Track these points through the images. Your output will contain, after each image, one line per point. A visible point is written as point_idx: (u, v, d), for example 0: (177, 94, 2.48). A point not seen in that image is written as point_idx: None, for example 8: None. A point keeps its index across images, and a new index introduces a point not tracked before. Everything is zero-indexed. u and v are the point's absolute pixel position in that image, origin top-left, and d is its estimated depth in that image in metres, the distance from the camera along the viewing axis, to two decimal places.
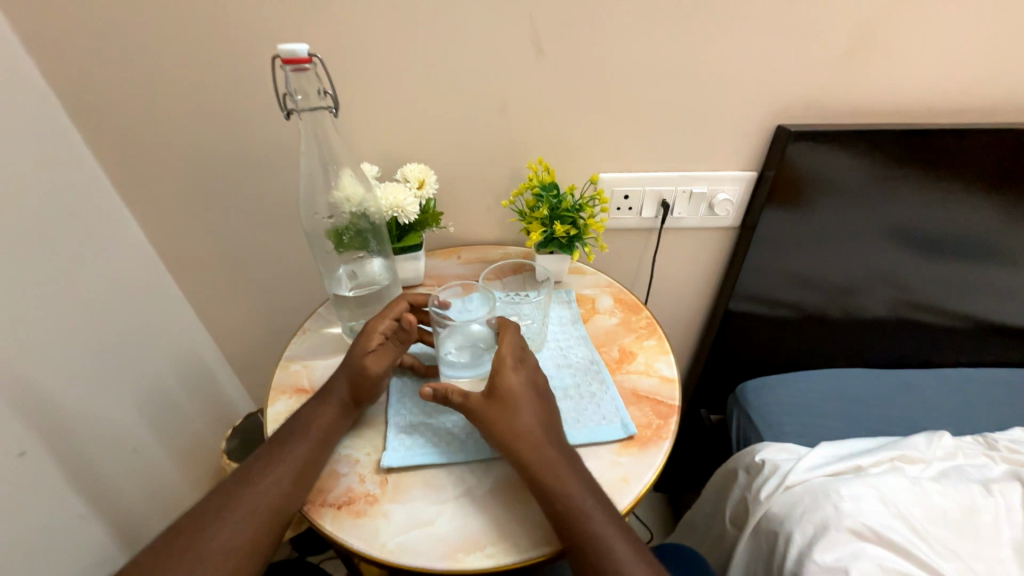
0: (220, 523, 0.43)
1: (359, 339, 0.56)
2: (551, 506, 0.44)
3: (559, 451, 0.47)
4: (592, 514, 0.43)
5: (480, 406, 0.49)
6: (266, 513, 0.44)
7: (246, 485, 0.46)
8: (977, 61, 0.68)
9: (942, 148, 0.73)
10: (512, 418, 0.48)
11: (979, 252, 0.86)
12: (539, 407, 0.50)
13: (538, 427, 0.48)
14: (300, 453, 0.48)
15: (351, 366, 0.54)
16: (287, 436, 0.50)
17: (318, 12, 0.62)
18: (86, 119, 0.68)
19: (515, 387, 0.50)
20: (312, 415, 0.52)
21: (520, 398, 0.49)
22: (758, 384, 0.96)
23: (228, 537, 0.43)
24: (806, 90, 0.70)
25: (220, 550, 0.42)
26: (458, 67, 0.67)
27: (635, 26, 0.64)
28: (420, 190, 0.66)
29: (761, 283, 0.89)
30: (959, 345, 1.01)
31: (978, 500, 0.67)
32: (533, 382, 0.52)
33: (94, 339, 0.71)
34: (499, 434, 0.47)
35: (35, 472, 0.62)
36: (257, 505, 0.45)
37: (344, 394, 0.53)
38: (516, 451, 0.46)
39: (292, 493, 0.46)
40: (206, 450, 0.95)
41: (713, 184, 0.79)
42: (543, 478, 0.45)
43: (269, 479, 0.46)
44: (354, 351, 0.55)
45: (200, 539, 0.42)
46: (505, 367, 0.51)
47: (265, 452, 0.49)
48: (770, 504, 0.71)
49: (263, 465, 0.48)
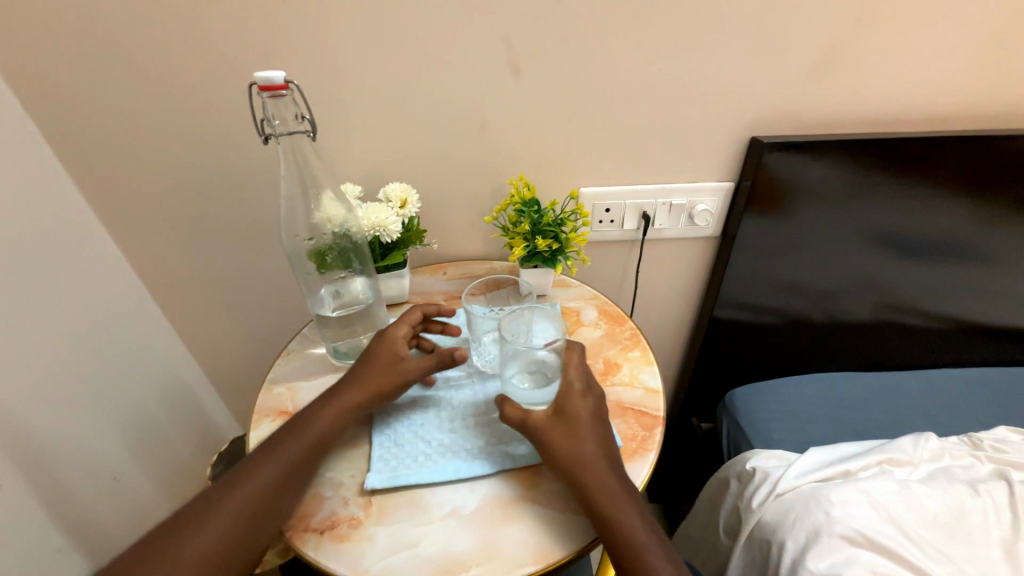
0: (202, 524, 0.43)
1: (379, 345, 0.56)
2: (609, 538, 0.44)
3: (623, 484, 0.47)
4: (649, 550, 0.44)
5: (546, 429, 0.49)
6: (250, 516, 0.44)
7: (232, 487, 0.45)
8: (936, 72, 0.71)
9: (915, 155, 0.75)
10: (577, 443, 0.48)
11: (957, 254, 0.88)
12: (603, 435, 0.50)
13: (602, 456, 0.48)
14: (292, 456, 0.48)
15: (368, 371, 0.54)
16: (283, 435, 0.50)
17: (298, 39, 0.63)
18: (65, 146, 0.68)
19: (581, 413, 0.50)
20: (310, 416, 0.51)
21: (585, 424, 0.49)
22: (746, 390, 0.96)
23: (210, 539, 0.42)
24: (776, 103, 0.73)
25: (201, 552, 0.41)
26: (438, 88, 0.68)
27: (608, 46, 0.66)
28: (402, 209, 0.67)
29: (745, 290, 0.90)
30: (942, 345, 1.02)
31: (966, 500, 0.68)
32: (597, 409, 0.51)
33: (73, 366, 0.70)
34: (564, 460, 0.47)
35: (11, 505, 0.60)
36: (243, 508, 0.44)
37: (351, 398, 0.52)
38: (580, 478, 0.46)
39: (281, 496, 0.46)
40: (190, 476, 0.93)
41: (692, 195, 0.81)
42: (605, 509, 0.45)
43: (258, 482, 0.46)
44: (371, 356, 0.55)
45: (182, 539, 0.42)
46: (573, 392, 0.51)
47: (258, 450, 0.49)
48: (763, 512, 0.71)
49: (253, 466, 0.47)
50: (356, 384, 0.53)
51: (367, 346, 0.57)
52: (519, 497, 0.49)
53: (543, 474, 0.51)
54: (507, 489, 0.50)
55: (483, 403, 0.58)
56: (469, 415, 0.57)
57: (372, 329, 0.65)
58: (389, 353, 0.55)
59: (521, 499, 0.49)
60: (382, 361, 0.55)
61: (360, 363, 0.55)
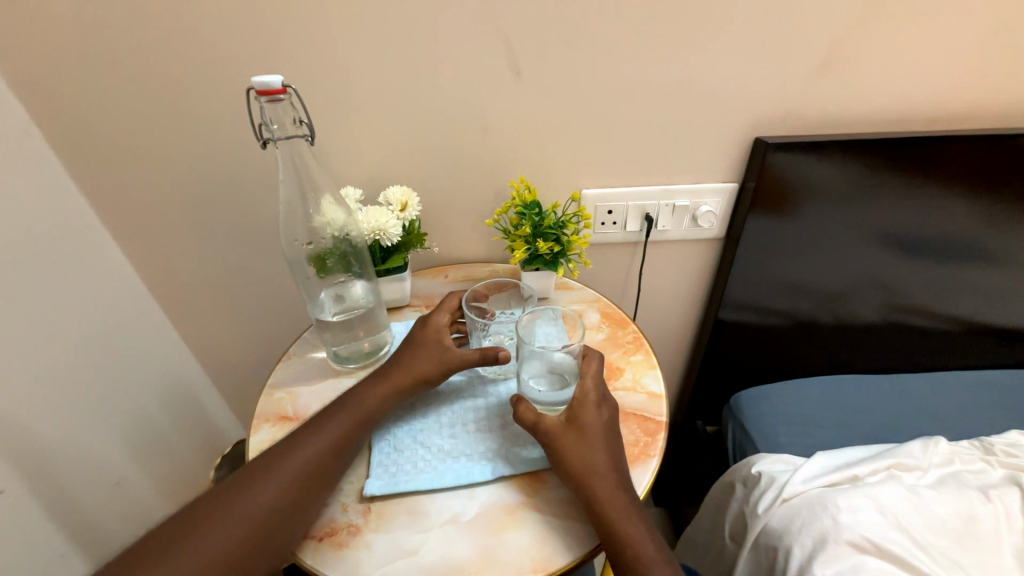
0: (261, 484, 0.45)
1: (424, 330, 0.59)
2: (616, 550, 0.44)
3: (632, 497, 0.46)
4: (656, 565, 0.43)
5: (559, 436, 0.49)
6: (304, 480, 0.46)
7: (286, 452, 0.48)
8: (943, 70, 0.70)
9: (925, 154, 0.74)
10: (590, 452, 0.48)
11: (967, 254, 0.86)
12: (615, 446, 0.49)
13: (614, 467, 0.47)
14: (342, 428, 0.50)
15: (416, 354, 0.57)
16: (334, 409, 0.52)
17: (298, 42, 0.63)
18: (68, 151, 0.68)
19: (593, 423, 0.50)
20: (359, 393, 0.54)
21: (599, 435, 0.49)
22: (751, 393, 0.95)
23: (267, 498, 0.44)
24: (780, 103, 0.71)
25: (258, 509, 0.44)
26: (438, 90, 0.68)
27: (609, 47, 0.66)
28: (403, 213, 0.67)
29: (749, 292, 0.89)
30: (952, 348, 1.01)
31: (976, 507, 0.66)
32: (611, 420, 0.51)
33: (75, 370, 0.70)
34: (575, 469, 0.47)
35: (14, 509, 0.60)
36: (297, 472, 0.47)
37: (399, 379, 0.55)
38: (591, 489, 0.46)
39: (331, 464, 0.48)
40: (193, 479, 0.93)
41: (695, 197, 0.80)
42: (614, 521, 0.44)
43: (311, 450, 0.48)
44: (418, 339, 0.58)
45: (240, 496, 0.44)
46: (588, 402, 0.51)
47: (311, 421, 0.51)
48: (769, 518, 0.70)
49: (306, 435, 0.49)
50: (403, 365, 0.56)
51: (411, 332, 0.60)
52: (519, 503, 0.48)
53: (544, 481, 0.50)
54: (507, 496, 0.49)
55: (485, 408, 0.58)
56: (470, 421, 0.56)
57: (373, 333, 0.65)
58: (435, 339, 0.58)
59: (520, 505, 0.48)
60: (428, 346, 0.57)
61: (406, 347, 0.58)
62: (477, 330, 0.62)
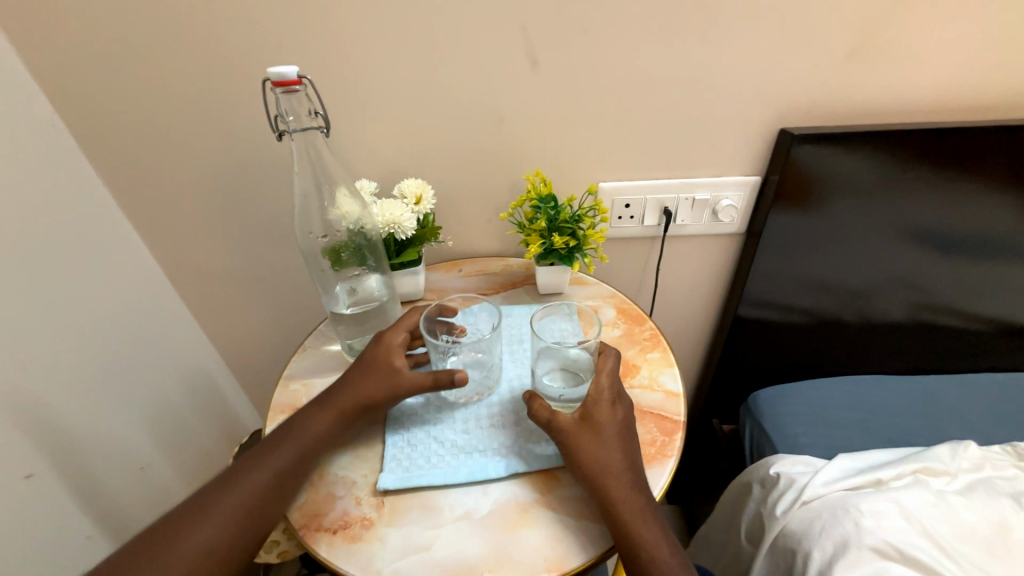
0: (193, 527, 0.43)
1: (377, 351, 0.55)
2: (630, 552, 0.43)
3: (648, 498, 0.45)
4: (672, 569, 0.43)
5: (573, 434, 0.48)
6: (245, 516, 0.45)
7: (226, 488, 0.46)
8: (987, 57, 0.66)
9: (959, 147, 0.70)
10: (603, 452, 0.47)
11: (1002, 252, 0.82)
12: (630, 446, 0.48)
13: (629, 468, 0.46)
14: (286, 457, 0.48)
15: (363, 378, 0.53)
16: (278, 438, 0.50)
17: (313, 33, 0.63)
18: (92, 145, 0.70)
19: (608, 421, 0.49)
20: (304, 420, 0.51)
21: (613, 434, 0.48)
22: (770, 392, 0.93)
23: (203, 539, 0.43)
24: (808, 92, 0.69)
25: (188, 555, 0.42)
26: (454, 81, 0.67)
27: (630, 35, 0.64)
28: (417, 205, 0.66)
29: (770, 288, 0.87)
30: (982, 349, 0.97)
31: (1009, 515, 0.63)
32: (626, 418, 0.50)
33: (98, 359, 0.72)
34: (589, 469, 0.46)
35: (42, 495, 0.62)
36: (236, 508, 0.45)
37: (345, 403, 0.52)
38: (607, 490, 0.45)
39: (272, 500, 0.46)
40: (213, 466, 0.96)
41: (716, 190, 0.78)
42: (628, 523, 0.43)
43: (252, 482, 0.46)
44: (368, 360, 0.54)
45: (173, 540, 0.42)
46: (602, 401, 0.50)
47: (255, 452, 0.49)
48: (787, 520, 0.68)
49: (248, 468, 0.47)
50: (350, 388, 0.52)
51: (363, 352, 0.56)
52: (533, 501, 0.48)
53: (558, 479, 0.49)
54: (520, 493, 0.49)
55: (497, 404, 0.57)
56: (483, 417, 0.56)
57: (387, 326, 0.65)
58: (386, 360, 0.54)
59: (533, 503, 0.48)
60: (379, 369, 0.53)
61: (355, 368, 0.54)
62: (436, 350, 0.56)
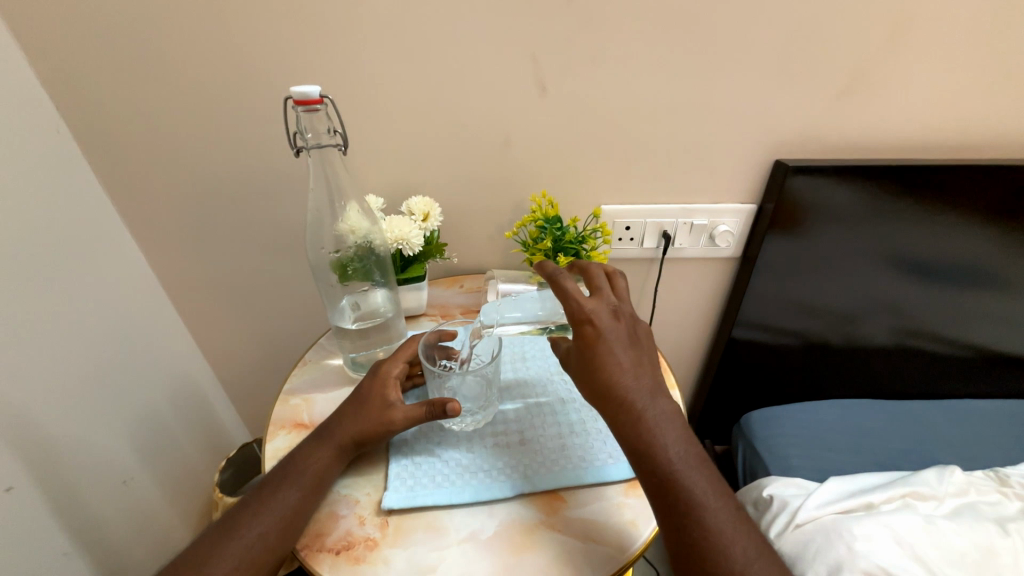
0: None
1: (372, 384, 0.55)
2: (641, 469, 0.45)
3: (656, 411, 0.46)
4: (686, 480, 0.44)
5: (575, 363, 0.50)
6: (250, 567, 0.43)
7: (228, 537, 0.44)
8: (969, 102, 0.70)
9: (939, 180, 0.74)
10: (600, 375, 0.47)
11: (980, 279, 0.85)
12: (631, 359, 0.48)
13: (629, 379, 0.47)
14: (289, 501, 0.47)
15: (358, 412, 0.52)
16: (279, 478, 0.48)
17: (329, 52, 0.64)
18: (94, 147, 0.69)
19: (598, 335, 0.47)
20: (305, 457, 0.50)
21: (608, 349, 0.47)
22: (764, 415, 0.95)
23: None
24: (803, 127, 0.72)
25: None
26: (464, 104, 0.69)
27: (635, 66, 0.66)
28: (424, 223, 0.67)
29: (763, 311, 0.89)
30: (962, 375, 1.00)
31: (994, 540, 0.65)
32: (617, 332, 0.48)
33: (85, 363, 0.69)
34: (592, 395, 0.48)
35: (21, 507, 0.59)
36: (241, 559, 0.43)
37: (342, 437, 0.51)
38: (612, 412, 0.47)
39: (275, 546, 0.44)
40: (197, 479, 0.93)
41: (714, 216, 0.80)
42: (636, 441, 0.46)
43: (255, 529, 0.45)
44: (363, 394, 0.54)
45: None
46: (584, 323, 0.48)
47: (255, 496, 0.47)
48: (781, 543, 0.68)
49: (250, 513, 0.46)
50: (346, 423, 0.52)
51: (359, 386, 0.55)
52: (538, 523, 0.48)
53: (563, 500, 0.50)
54: (525, 514, 0.48)
55: (501, 423, 0.58)
56: (487, 436, 0.56)
57: (391, 342, 0.65)
58: (383, 394, 0.54)
59: (539, 524, 0.47)
60: (374, 400, 0.53)
61: (350, 403, 0.54)
62: (433, 378, 0.55)
